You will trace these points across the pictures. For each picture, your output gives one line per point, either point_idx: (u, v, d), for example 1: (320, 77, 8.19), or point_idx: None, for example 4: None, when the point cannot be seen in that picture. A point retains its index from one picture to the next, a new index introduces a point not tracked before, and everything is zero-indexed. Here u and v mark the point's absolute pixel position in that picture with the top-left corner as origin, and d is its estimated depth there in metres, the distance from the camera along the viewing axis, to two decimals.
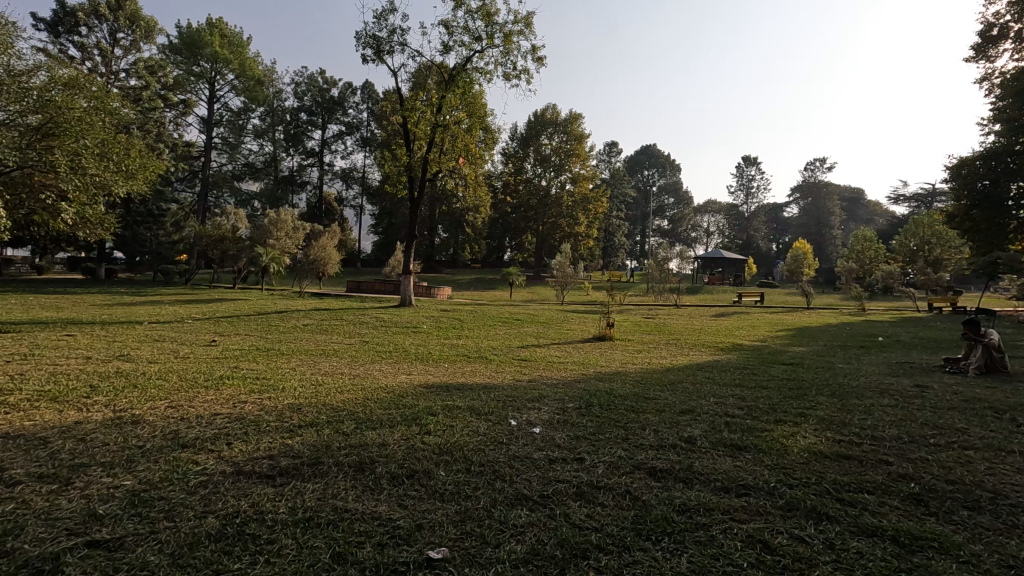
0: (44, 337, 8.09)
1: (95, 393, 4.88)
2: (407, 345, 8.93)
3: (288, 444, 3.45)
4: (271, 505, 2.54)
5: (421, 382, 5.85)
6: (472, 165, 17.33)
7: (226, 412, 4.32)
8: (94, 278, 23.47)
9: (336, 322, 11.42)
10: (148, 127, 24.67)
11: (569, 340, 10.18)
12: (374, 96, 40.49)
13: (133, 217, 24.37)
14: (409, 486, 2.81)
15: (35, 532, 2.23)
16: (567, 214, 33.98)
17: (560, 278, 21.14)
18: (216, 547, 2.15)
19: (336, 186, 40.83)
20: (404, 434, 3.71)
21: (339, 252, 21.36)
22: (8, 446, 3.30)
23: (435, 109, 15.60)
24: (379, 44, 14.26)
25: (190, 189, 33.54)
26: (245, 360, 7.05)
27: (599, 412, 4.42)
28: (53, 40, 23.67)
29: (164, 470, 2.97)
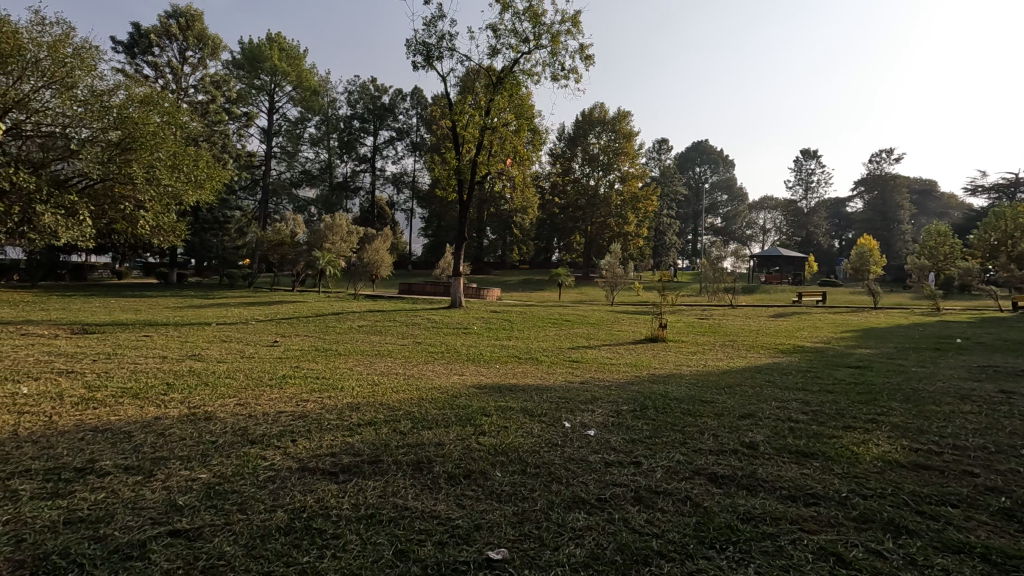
0: (126, 338, 8.71)
1: (171, 390, 5.20)
2: (458, 346, 9.04)
3: (349, 442, 3.56)
4: (336, 501, 2.63)
5: (474, 383, 5.91)
6: (520, 167, 17.36)
7: (290, 410, 4.51)
8: (166, 282, 25.05)
9: (389, 323, 11.72)
10: (214, 139, 26.14)
11: (620, 341, 10.04)
12: (423, 101, 41.28)
13: (201, 225, 25.86)
14: (466, 486, 2.84)
15: (124, 520, 2.39)
16: (616, 213, 33.52)
17: (610, 279, 20.87)
18: (286, 540, 2.25)
19: (388, 190, 41.94)
20: (460, 434, 3.76)
21: (391, 254, 21.90)
22: (98, 440, 3.56)
23: (483, 112, 15.74)
24: (428, 50, 14.53)
25: (252, 197, 35.24)
26: (305, 360, 7.35)
27: (654, 415, 4.33)
28: (130, 61, 25.52)
29: (236, 465, 3.12)
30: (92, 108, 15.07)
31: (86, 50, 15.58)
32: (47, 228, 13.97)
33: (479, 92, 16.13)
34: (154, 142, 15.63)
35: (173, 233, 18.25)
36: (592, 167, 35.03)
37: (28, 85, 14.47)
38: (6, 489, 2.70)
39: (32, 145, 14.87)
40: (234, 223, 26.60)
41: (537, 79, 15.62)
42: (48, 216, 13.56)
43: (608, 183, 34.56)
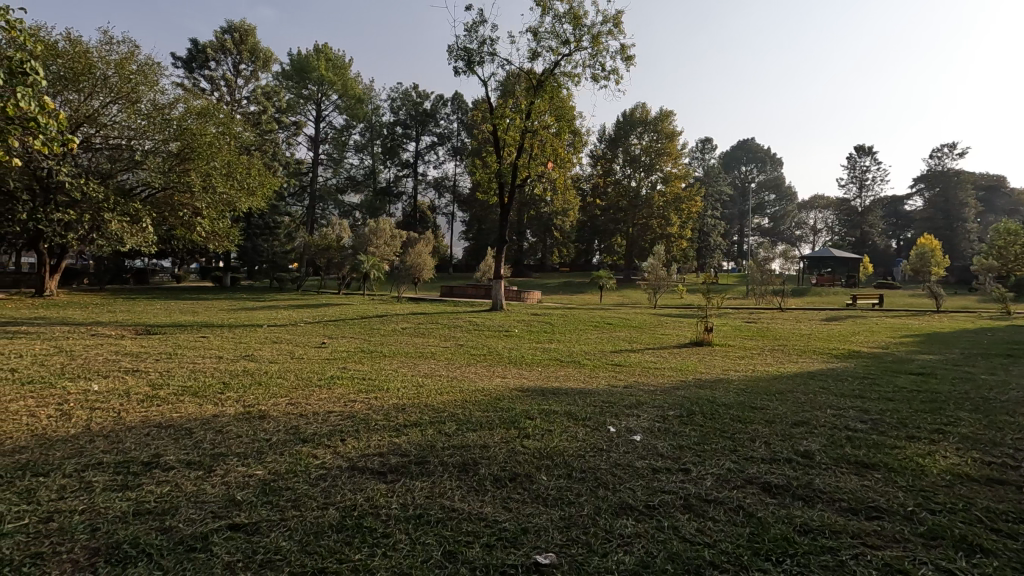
0: (185, 338, 9.14)
1: (227, 389, 5.43)
2: (500, 349, 9.07)
3: (396, 442, 3.63)
4: (385, 500, 2.68)
5: (517, 386, 5.92)
6: (561, 169, 17.26)
7: (339, 410, 4.63)
8: (221, 285, 26.17)
9: (432, 326, 11.88)
10: (266, 147, 27.24)
11: (664, 345, 9.84)
12: (463, 106, 41.71)
13: (253, 230, 26.91)
14: (512, 489, 2.84)
15: (188, 513, 2.50)
16: (659, 215, 32.95)
17: (653, 281, 20.51)
18: (338, 537, 2.30)
19: (429, 195, 42.60)
20: (505, 437, 3.77)
21: (433, 257, 22.18)
22: (162, 435, 3.76)
23: (524, 115, 15.78)
24: (470, 56, 14.68)
25: (301, 203, 36.47)
26: (352, 361, 7.53)
27: (702, 421, 4.23)
28: (189, 76, 26.91)
29: (289, 462, 3.23)
30: (156, 120, 16.19)
31: (149, 66, 16.49)
32: (114, 235, 14.88)
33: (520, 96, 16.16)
34: (210, 152, 16.67)
35: (227, 239, 19.06)
36: (634, 167, 34.57)
37: (97, 101, 15.45)
38: (81, 480, 2.87)
39: (101, 158, 15.87)
40: (284, 228, 27.54)
41: (578, 80, 15.51)
42: (114, 223, 14.42)
43: (650, 184, 33.99)
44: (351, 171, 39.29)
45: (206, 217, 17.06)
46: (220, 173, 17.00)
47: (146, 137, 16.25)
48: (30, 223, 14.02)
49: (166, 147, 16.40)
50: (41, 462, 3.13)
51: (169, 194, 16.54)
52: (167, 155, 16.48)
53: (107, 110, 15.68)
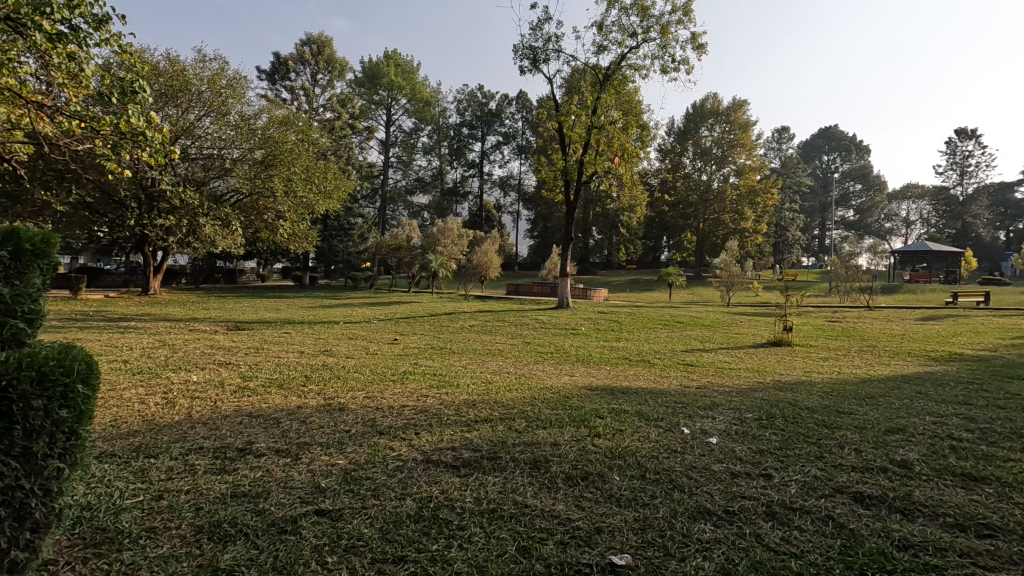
0: (271, 334, 9.75)
1: (309, 382, 5.75)
2: (567, 347, 9.01)
3: (468, 437, 3.70)
4: (459, 493, 2.74)
5: (585, 384, 5.87)
6: (628, 165, 16.91)
7: (413, 404, 4.78)
8: (301, 284, 27.75)
9: (498, 323, 12.01)
10: (340, 152, 28.64)
11: (739, 345, 9.41)
12: (528, 105, 41.76)
13: (329, 232, 28.29)
14: (584, 488, 2.82)
15: (278, 497, 2.67)
16: (732, 208, 31.57)
17: (725, 278, 19.70)
18: (416, 527, 2.38)
19: (495, 194, 43.07)
20: (575, 435, 3.74)
21: (499, 256, 22.39)
22: (253, 424, 4.04)
23: (590, 111, 15.58)
24: (535, 54, 14.70)
25: (373, 205, 37.97)
26: (423, 357, 7.75)
27: (784, 426, 4.00)
28: (272, 87, 28.71)
29: (367, 453, 3.37)
30: (243, 130, 17.44)
31: (236, 80, 17.68)
32: (208, 237, 16.21)
33: (585, 92, 16.01)
34: (290, 159, 17.68)
35: (306, 240, 20.19)
36: (704, 160, 33.33)
37: (193, 114, 16.80)
38: (185, 463, 3.14)
39: (196, 167, 17.22)
40: (357, 229, 28.78)
41: (646, 73, 15.15)
42: (208, 227, 15.68)
43: (723, 177, 32.62)
44: (419, 172, 40.42)
45: (287, 219, 18.13)
46: (300, 178, 18.07)
47: (234, 146, 17.45)
48: (137, 228, 15.41)
49: (252, 155, 17.57)
50: (153, 445, 3.44)
51: (255, 199, 17.76)
52: (253, 162, 17.64)
53: (201, 123, 16.99)
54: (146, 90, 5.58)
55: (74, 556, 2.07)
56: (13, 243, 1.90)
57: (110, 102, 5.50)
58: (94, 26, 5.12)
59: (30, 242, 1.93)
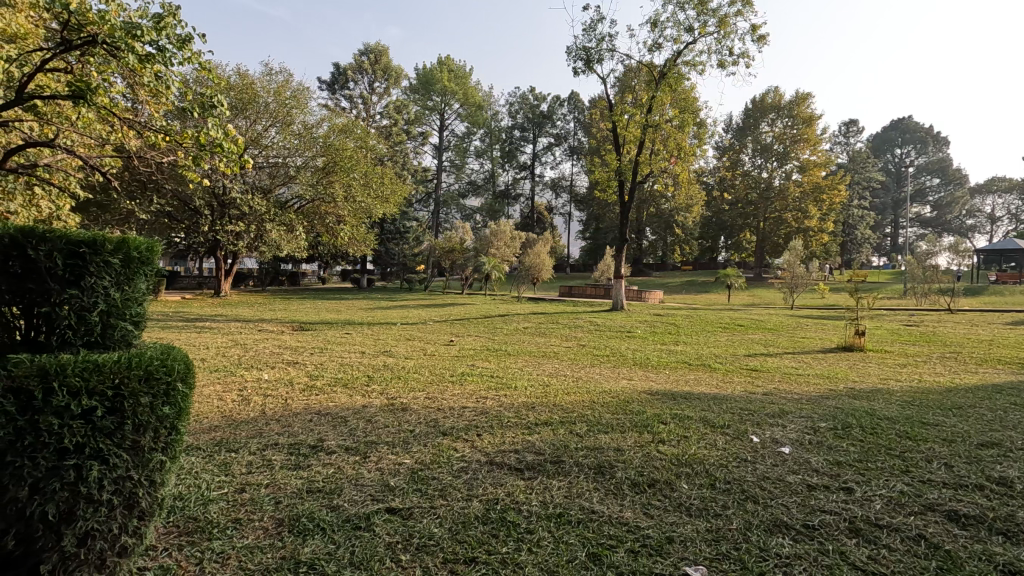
0: (333, 335, 10.12)
1: (372, 382, 5.91)
2: (623, 350, 8.85)
3: (530, 440, 3.70)
4: (525, 496, 2.75)
5: (645, 388, 5.75)
6: (685, 163, 16.42)
7: (473, 405, 4.84)
8: (359, 286, 28.75)
9: (553, 326, 11.96)
10: (396, 158, 29.56)
11: (806, 350, 8.95)
12: (580, 105, 41.46)
13: (386, 235, 29.16)
14: (652, 496, 2.76)
15: (350, 494, 2.76)
16: (795, 207, 30.24)
17: (789, 279, 18.84)
18: (484, 529, 2.39)
19: (547, 195, 43.02)
20: (639, 441, 3.67)
21: (551, 257, 22.33)
22: (322, 422, 4.19)
23: (645, 110, 15.27)
24: (589, 55, 14.57)
25: (426, 209, 38.85)
26: (480, 359, 7.84)
27: (863, 436, 3.79)
28: (332, 97, 29.93)
29: (432, 453, 3.43)
30: (306, 139, 18.24)
31: (299, 91, 18.52)
32: (274, 242, 17.08)
33: (639, 91, 15.73)
34: (350, 165, 18.51)
35: (364, 243, 20.93)
36: (765, 157, 32.03)
37: (260, 125, 17.69)
38: (263, 458, 3.29)
39: (263, 175, 18.04)
40: (412, 233, 29.44)
41: (703, 69, 14.71)
42: (275, 232, 16.55)
43: (785, 174, 31.27)
44: (471, 176, 40.98)
45: (347, 223, 18.92)
46: (359, 183, 18.81)
47: (298, 154, 18.29)
48: (210, 234, 16.36)
49: (314, 163, 18.41)
50: (233, 440, 3.64)
51: (317, 204, 18.64)
52: (315, 169, 18.45)
53: (267, 133, 17.84)
54: (224, 104, 5.90)
55: (171, 543, 2.22)
56: (124, 251, 1.77)
57: (190, 117, 5.85)
58: (176, 44, 5.47)
59: (137, 250, 1.79)
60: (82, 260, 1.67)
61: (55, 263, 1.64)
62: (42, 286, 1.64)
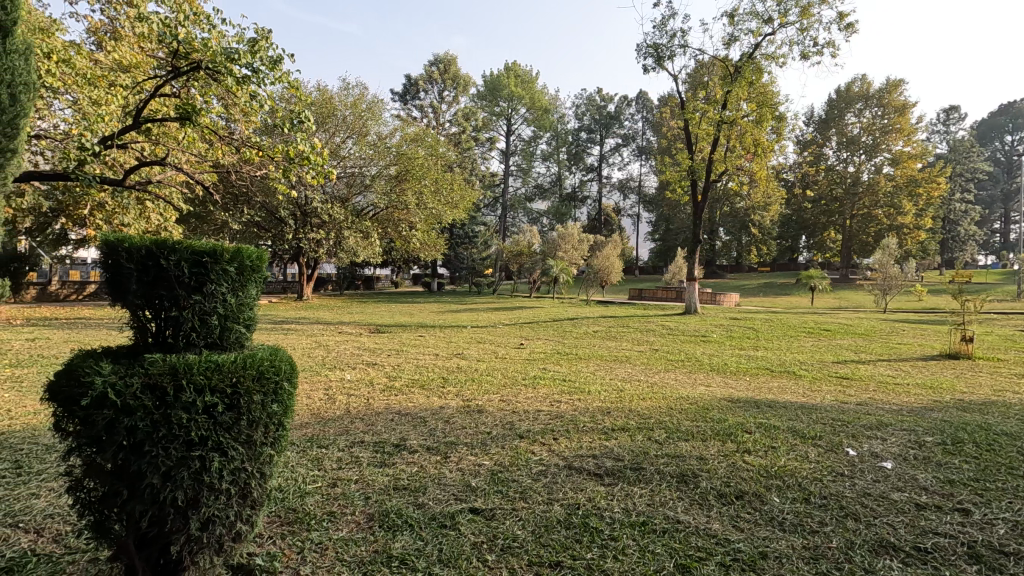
0: (408, 337, 10.48)
1: (448, 384, 6.07)
2: (699, 355, 8.54)
3: (608, 446, 3.66)
4: (606, 502, 2.72)
5: (726, 395, 5.52)
6: (762, 160, 15.66)
7: (548, 409, 4.85)
8: (430, 290, 29.56)
9: (624, 329, 11.75)
10: (465, 164, 30.20)
11: (904, 357, 8.28)
12: (649, 104, 40.61)
13: (456, 240, 29.77)
14: (742, 508, 2.65)
15: (435, 493, 2.84)
16: (886, 202, 28.09)
17: (881, 281, 17.47)
18: (568, 533, 2.40)
19: (615, 197, 42.35)
20: (722, 450, 3.54)
21: (620, 260, 21.93)
22: (403, 421, 4.35)
23: (719, 106, 14.72)
24: (660, 52, 14.24)
25: (494, 213, 39.42)
26: (551, 362, 7.83)
27: (978, 453, 3.45)
28: (404, 108, 31.06)
29: (510, 456, 3.47)
30: (380, 148, 19.00)
31: (374, 103, 19.34)
32: (351, 248, 17.93)
33: (713, 87, 15.20)
34: (421, 173, 19.18)
35: (434, 248, 21.53)
36: (850, 150, 29.98)
37: (338, 138, 18.61)
38: (352, 454, 3.47)
39: (340, 184, 18.93)
40: (481, 237, 29.87)
41: (784, 61, 14.00)
42: (352, 239, 17.36)
43: (874, 168, 29.10)
44: (538, 179, 41.10)
45: (419, 229, 19.55)
46: (429, 190, 19.39)
47: (373, 164, 19.11)
48: (294, 242, 17.36)
49: (388, 171, 19.19)
50: (323, 436, 3.85)
51: (391, 211, 19.37)
52: (389, 178, 19.21)
53: (344, 145, 18.73)
54: (311, 120, 6.25)
55: (275, 531, 2.38)
56: (238, 260, 1.92)
57: (281, 132, 6.24)
58: (269, 66, 5.86)
59: (249, 259, 1.94)
60: (205, 269, 1.82)
61: (182, 271, 1.78)
62: (171, 293, 1.78)
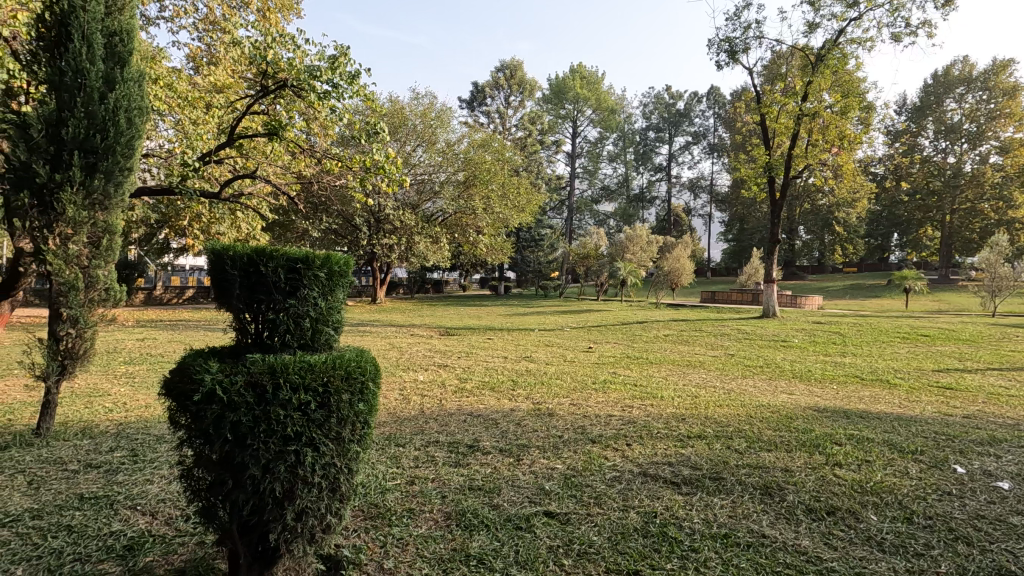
0: (477, 340, 10.64)
1: (517, 386, 6.10)
2: (779, 361, 8.10)
3: (684, 454, 3.54)
4: (685, 512, 2.63)
5: (810, 404, 5.21)
6: (847, 153, 14.66)
7: (619, 414, 4.76)
8: (497, 293, 29.89)
9: (696, 333, 11.36)
10: (530, 167, 30.36)
11: (1018, 366, 7.47)
12: (721, 99, 39.13)
13: (523, 243, 29.92)
14: (833, 525, 2.49)
15: (509, 495, 2.87)
16: (993, 194, 25.52)
17: (989, 282, 15.85)
18: (645, 542, 2.34)
19: (684, 197, 41.07)
20: (809, 462, 3.33)
21: (691, 262, 21.23)
22: (476, 423, 4.43)
23: (799, 98, 13.94)
24: (733, 45, 13.70)
25: (560, 216, 39.36)
26: (621, 366, 7.70)
27: None
28: (472, 115, 31.70)
29: (583, 460, 3.44)
30: (448, 155, 19.51)
31: (443, 111, 19.86)
32: (421, 252, 18.48)
33: (791, 78, 14.44)
34: (488, 177, 19.49)
35: (501, 252, 21.79)
36: (949, 139, 27.54)
37: (408, 147, 19.25)
38: (428, 454, 3.56)
39: (411, 191, 19.56)
40: (547, 240, 29.85)
41: (871, 46, 13.09)
42: (422, 243, 17.90)
43: (979, 157, 26.55)
44: (604, 180, 40.64)
45: (485, 233, 19.85)
46: (496, 194, 19.67)
47: (442, 170, 19.65)
48: (369, 247, 18.10)
49: (456, 177, 19.64)
50: (400, 435, 3.99)
51: (459, 217, 19.78)
52: (457, 183, 19.64)
53: (415, 153, 19.35)
54: (386, 130, 6.49)
55: (359, 526, 2.49)
56: (327, 267, 2.03)
57: (358, 143, 6.53)
58: (347, 81, 6.16)
59: (337, 265, 2.05)
60: (300, 275, 1.94)
61: (279, 277, 1.91)
62: (269, 297, 1.91)
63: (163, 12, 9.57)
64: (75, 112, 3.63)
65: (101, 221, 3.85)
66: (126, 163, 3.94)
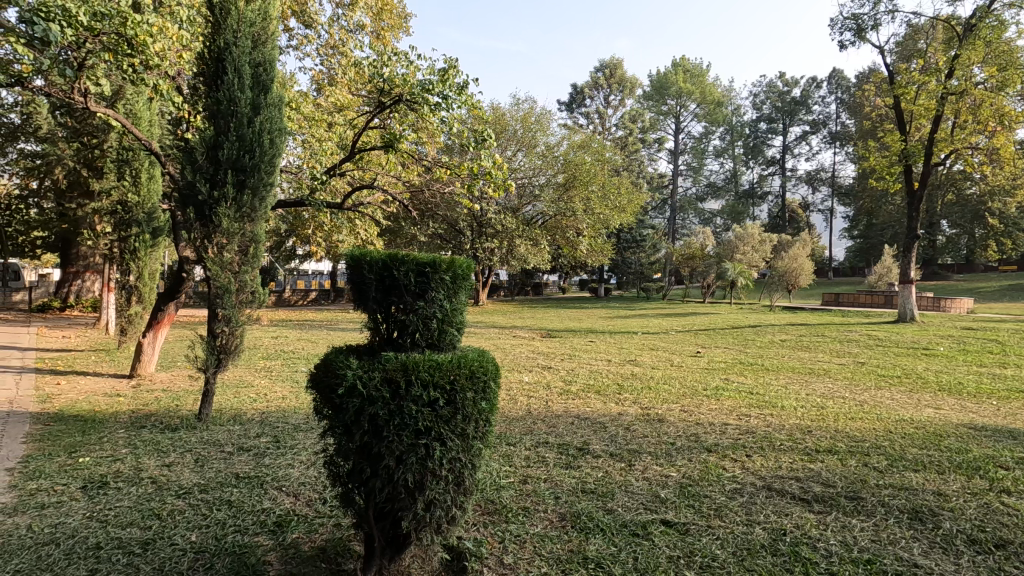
0: (579, 342, 10.57)
1: (623, 391, 5.98)
2: (921, 371, 7.23)
3: (813, 469, 3.27)
4: (819, 531, 2.44)
5: (964, 421, 4.59)
6: (1005, 134, 12.73)
7: (737, 423, 4.51)
8: (598, 295, 29.55)
9: (818, 339, 10.44)
10: (631, 167, 29.79)
11: None
12: (844, 83, 35.80)
13: (624, 244, 29.24)
14: (1004, 561, 2.18)
15: (623, 500, 2.82)
16: None
17: None
18: (775, 561, 2.20)
19: (801, 192, 37.99)
20: (968, 488, 2.94)
21: (812, 261, 19.56)
22: (583, 426, 4.40)
23: (942, 75, 12.37)
24: (860, 22, 12.47)
25: (662, 216, 38.19)
26: (734, 372, 7.29)
27: None
28: (571, 117, 31.71)
29: (700, 469, 3.29)
30: (548, 158, 19.67)
31: (542, 115, 20.06)
32: (522, 255, 18.74)
33: (932, 54, 12.89)
34: (588, 178, 19.35)
35: (602, 254, 21.52)
36: None
37: (510, 152, 19.67)
38: (538, 454, 3.61)
39: (512, 195, 19.92)
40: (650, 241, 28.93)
41: None
42: (523, 247, 18.18)
43: None
44: (710, 177, 38.86)
45: (586, 235, 19.75)
46: (597, 195, 19.50)
47: (542, 173, 19.85)
48: (472, 251, 18.71)
49: (556, 179, 19.75)
50: (510, 435, 4.08)
51: (559, 219, 19.88)
52: (557, 185, 19.73)
53: (516, 158, 19.76)
54: (492, 137, 6.60)
55: (479, 521, 2.57)
56: (452, 270, 2.12)
57: (465, 149, 6.74)
58: (456, 92, 6.42)
59: (461, 270, 2.14)
60: (427, 278, 2.06)
61: (409, 280, 2.04)
62: (402, 300, 2.05)
63: (293, 41, 10.59)
64: (229, 137, 4.15)
65: (249, 231, 4.34)
66: (270, 178, 4.39)
